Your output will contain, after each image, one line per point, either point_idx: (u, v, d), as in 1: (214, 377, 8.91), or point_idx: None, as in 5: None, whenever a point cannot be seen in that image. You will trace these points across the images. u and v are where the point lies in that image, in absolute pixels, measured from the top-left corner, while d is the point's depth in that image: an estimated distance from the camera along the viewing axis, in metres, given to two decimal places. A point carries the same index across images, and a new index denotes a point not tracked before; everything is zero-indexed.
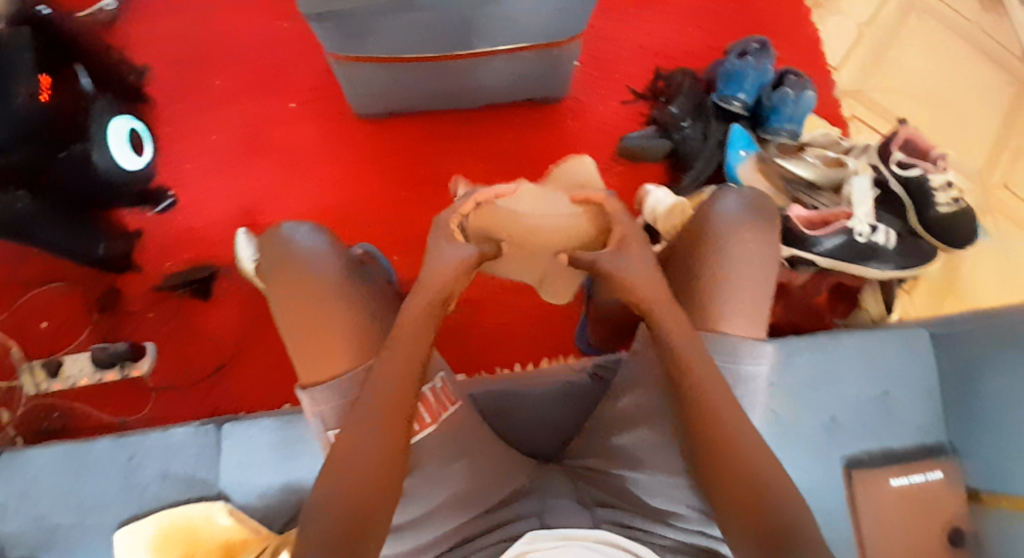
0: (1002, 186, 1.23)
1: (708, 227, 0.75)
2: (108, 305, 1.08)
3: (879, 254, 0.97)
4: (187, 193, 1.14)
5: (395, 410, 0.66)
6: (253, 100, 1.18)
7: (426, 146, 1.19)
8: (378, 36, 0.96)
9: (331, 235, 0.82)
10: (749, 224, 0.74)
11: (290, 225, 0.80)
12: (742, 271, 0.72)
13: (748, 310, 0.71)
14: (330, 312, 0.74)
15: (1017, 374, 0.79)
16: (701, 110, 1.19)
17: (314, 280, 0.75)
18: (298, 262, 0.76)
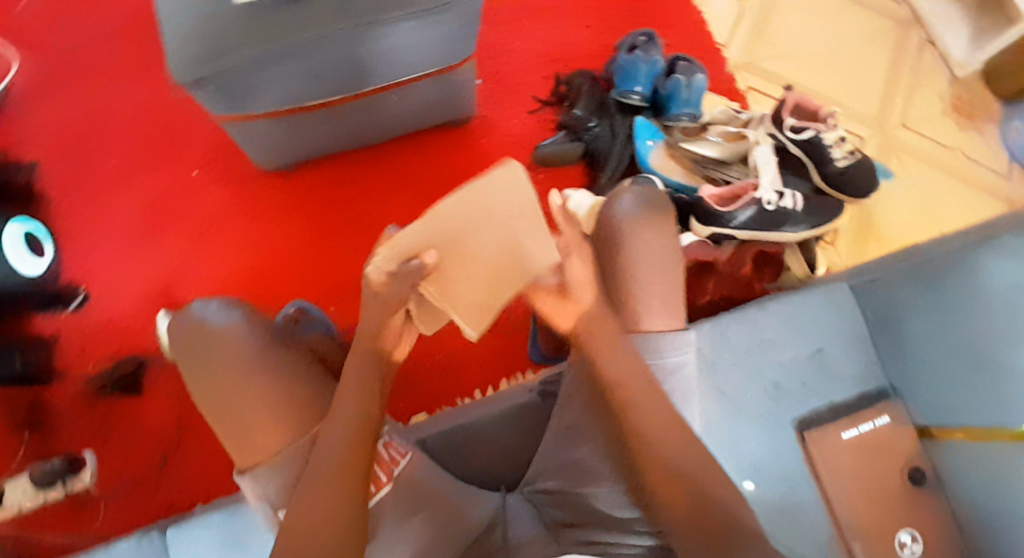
0: (900, 127, 1.29)
1: (609, 229, 0.78)
2: (38, 419, 1.03)
3: (792, 216, 1.01)
4: (100, 286, 1.09)
5: (346, 473, 0.64)
6: (151, 178, 1.15)
7: (341, 191, 1.18)
8: (265, 91, 0.95)
9: (243, 307, 0.80)
10: (648, 221, 0.78)
11: (199, 306, 0.77)
12: (650, 271, 0.75)
13: (662, 306, 0.75)
14: (254, 389, 0.72)
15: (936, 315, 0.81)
16: (604, 108, 1.21)
17: (233, 362, 0.73)
18: (213, 342, 0.74)
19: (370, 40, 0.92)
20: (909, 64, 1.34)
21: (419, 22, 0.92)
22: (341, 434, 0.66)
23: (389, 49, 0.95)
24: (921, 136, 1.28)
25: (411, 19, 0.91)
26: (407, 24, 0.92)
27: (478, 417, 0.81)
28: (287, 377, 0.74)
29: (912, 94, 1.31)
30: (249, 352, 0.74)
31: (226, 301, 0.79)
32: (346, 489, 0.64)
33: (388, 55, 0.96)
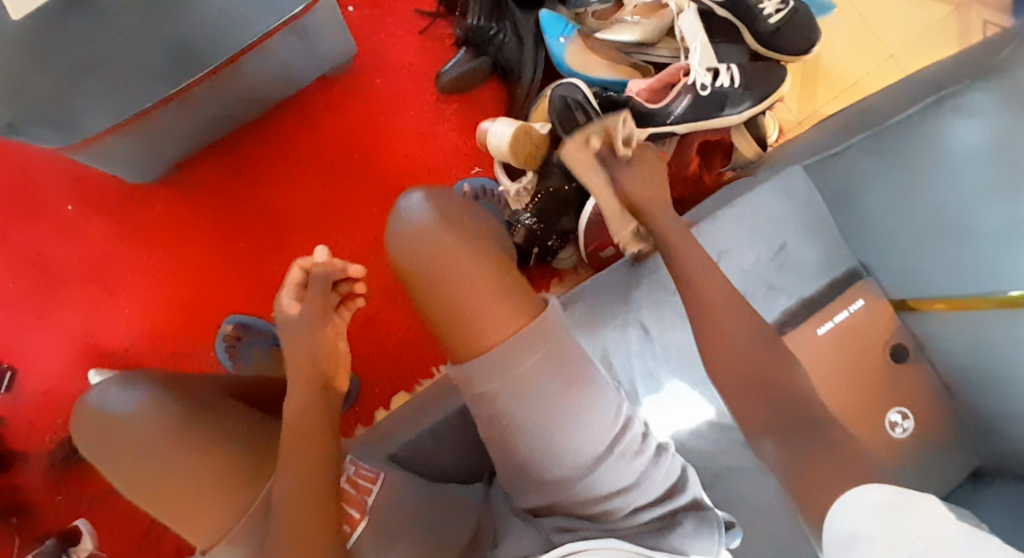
0: None
1: (406, 251, 0.61)
2: (13, 507, 0.99)
3: (731, 96, 0.89)
4: (24, 356, 1.02)
5: (304, 514, 0.57)
6: (30, 225, 1.03)
7: (239, 185, 1.06)
8: (91, 108, 0.82)
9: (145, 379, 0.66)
10: (454, 211, 0.63)
11: (97, 393, 0.65)
12: (481, 261, 0.61)
13: (508, 301, 0.60)
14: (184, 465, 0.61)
15: (892, 186, 0.73)
16: (500, 7, 1.03)
17: (150, 443, 0.62)
18: (122, 428, 0.62)
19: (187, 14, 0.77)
20: None
21: None
22: (290, 474, 0.59)
23: (216, 20, 0.80)
24: None
25: None
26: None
27: (437, 416, 0.74)
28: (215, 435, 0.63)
29: None
30: (164, 432, 0.62)
31: (127, 380, 0.66)
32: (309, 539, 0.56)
33: (218, 26, 0.81)
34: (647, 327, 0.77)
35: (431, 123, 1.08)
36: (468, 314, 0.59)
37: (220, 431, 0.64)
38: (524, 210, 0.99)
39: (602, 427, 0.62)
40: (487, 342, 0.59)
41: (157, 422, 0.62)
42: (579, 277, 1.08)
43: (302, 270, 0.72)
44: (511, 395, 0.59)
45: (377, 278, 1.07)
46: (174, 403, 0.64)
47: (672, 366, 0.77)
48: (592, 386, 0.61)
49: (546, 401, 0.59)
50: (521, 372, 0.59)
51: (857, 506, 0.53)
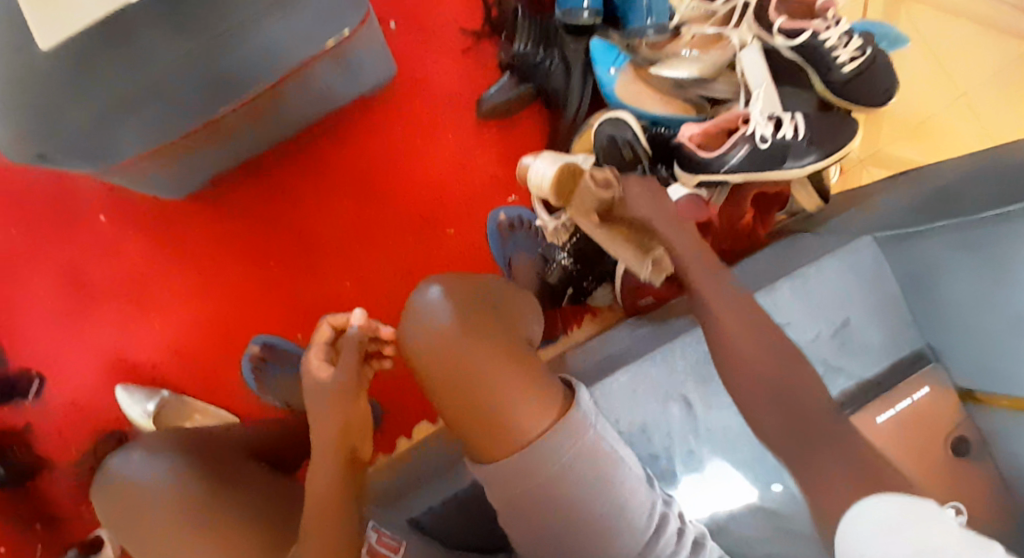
0: None
1: (435, 349, 0.61)
2: (41, 514, 1.00)
3: (793, 149, 0.83)
4: (52, 367, 1.02)
5: None
6: (63, 234, 1.02)
7: (270, 203, 1.03)
8: (127, 137, 0.79)
9: (165, 448, 0.67)
10: (473, 308, 0.63)
11: (117, 459, 0.66)
12: (505, 361, 0.61)
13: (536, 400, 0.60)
14: (200, 538, 0.61)
15: (975, 280, 0.68)
16: (548, 34, 0.99)
17: (167, 515, 0.62)
18: (139, 498, 0.63)
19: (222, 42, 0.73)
20: None
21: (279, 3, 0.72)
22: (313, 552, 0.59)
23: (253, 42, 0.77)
24: None
25: None
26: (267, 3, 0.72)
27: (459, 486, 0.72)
28: (232, 504, 0.64)
29: None
30: (180, 502, 0.62)
31: (149, 447, 0.67)
32: None
33: (257, 52, 0.78)
34: (690, 403, 0.74)
35: (470, 147, 1.04)
36: (491, 419, 0.59)
37: (235, 498, 0.64)
38: (562, 250, 0.97)
39: (639, 525, 0.62)
40: (510, 447, 0.59)
41: (172, 489, 0.63)
42: (614, 316, 1.00)
43: (332, 327, 0.67)
44: (548, 489, 0.59)
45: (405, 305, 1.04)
46: (190, 472, 0.65)
47: (714, 445, 0.75)
48: (626, 486, 0.61)
49: (580, 496, 0.60)
50: (559, 466, 0.59)
51: (861, 526, 0.53)
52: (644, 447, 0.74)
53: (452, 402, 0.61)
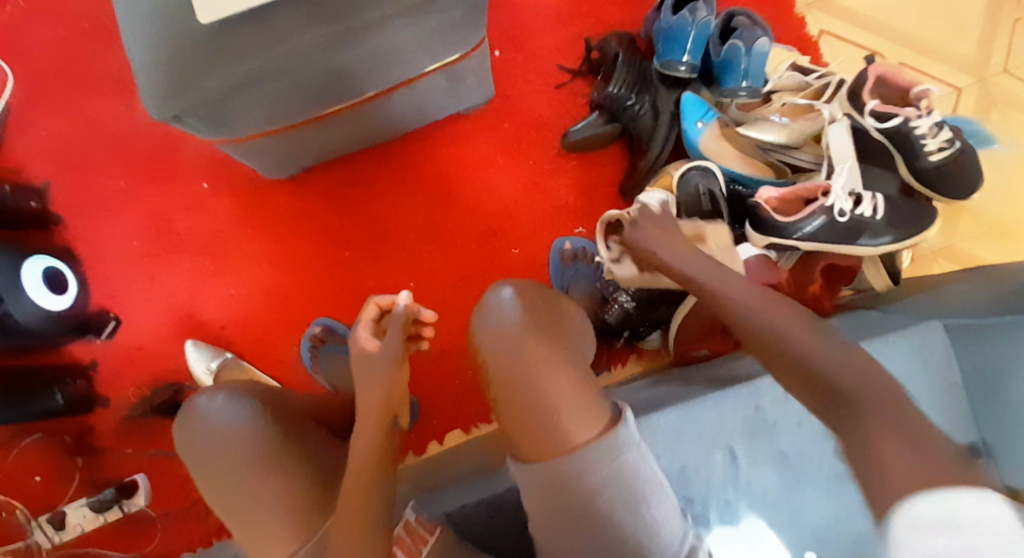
0: (1004, 68, 1.05)
1: (497, 345, 0.65)
2: (88, 446, 1.06)
3: (870, 227, 0.84)
4: (128, 310, 1.09)
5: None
6: (165, 191, 1.11)
7: (356, 196, 1.09)
8: (250, 113, 0.86)
9: (248, 396, 0.69)
10: (536, 311, 0.67)
11: (201, 399, 0.69)
12: (563, 368, 0.64)
13: (586, 409, 0.63)
14: (261, 490, 0.64)
15: None
16: (645, 80, 1.02)
17: (239, 462, 0.65)
18: (213, 442, 0.66)
19: (351, 43, 0.79)
20: None
21: (410, 19, 0.79)
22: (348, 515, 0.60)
23: (380, 52, 0.84)
24: None
25: (404, 16, 0.78)
26: (399, 22, 0.79)
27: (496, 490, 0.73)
28: (297, 468, 0.65)
29: None
30: (254, 453, 0.66)
31: (232, 391, 0.69)
32: None
33: (378, 59, 0.85)
34: (734, 452, 0.74)
35: (551, 175, 1.08)
36: (534, 423, 0.62)
37: (302, 460, 0.66)
38: (625, 291, 0.98)
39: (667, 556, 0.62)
40: (548, 455, 0.61)
41: (247, 440, 0.66)
42: (659, 361, 1.04)
43: (376, 308, 0.69)
44: (583, 494, 0.61)
45: (455, 312, 1.07)
46: (267, 427, 0.67)
47: (750, 501, 0.73)
48: (653, 512, 0.62)
49: (606, 509, 0.61)
50: (597, 476, 0.61)
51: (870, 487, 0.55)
52: (682, 488, 0.74)
53: (508, 396, 0.63)
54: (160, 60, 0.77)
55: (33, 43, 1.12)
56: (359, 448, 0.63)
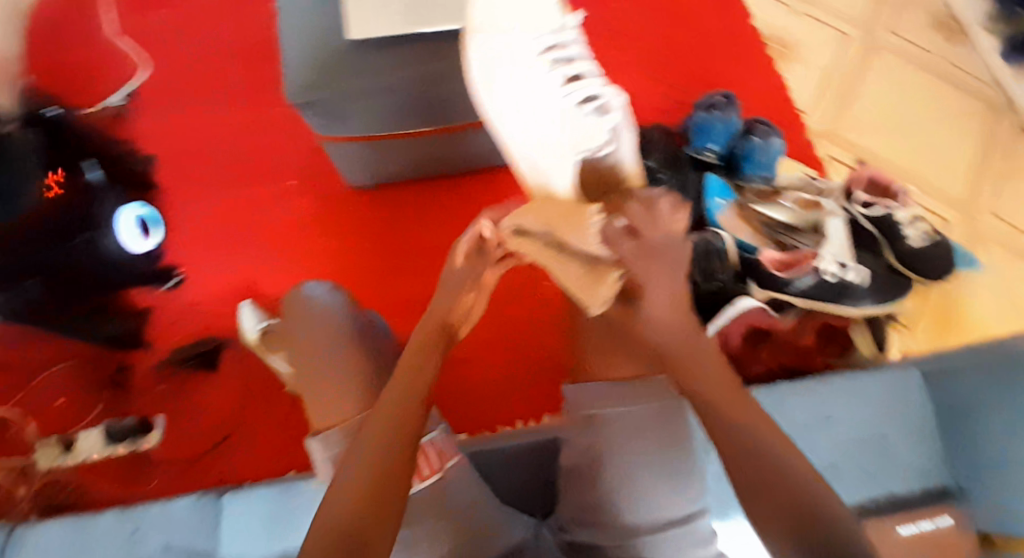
0: (990, 211, 1.25)
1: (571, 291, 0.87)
2: (117, 380, 1.12)
3: (853, 290, 1.02)
4: (194, 271, 1.20)
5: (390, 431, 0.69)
6: (253, 180, 1.28)
7: (414, 214, 1.26)
8: (363, 119, 1.03)
9: (346, 295, 0.90)
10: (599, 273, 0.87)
11: (308, 288, 0.90)
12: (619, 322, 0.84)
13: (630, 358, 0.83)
14: (334, 357, 0.81)
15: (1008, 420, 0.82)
16: (677, 160, 1.19)
17: (325, 334, 0.83)
18: (309, 317, 0.85)
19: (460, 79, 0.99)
20: (1000, 150, 1.30)
21: None
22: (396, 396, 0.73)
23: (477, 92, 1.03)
24: (1008, 226, 1.24)
25: None
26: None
27: (522, 441, 0.88)
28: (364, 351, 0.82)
29: (1000, 181, 1.28)
30: (336, 331, 0.83)
31: (334, 288, 0.90)
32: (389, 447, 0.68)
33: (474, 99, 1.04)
34: None
35: None
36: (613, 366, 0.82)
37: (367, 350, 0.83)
38: None
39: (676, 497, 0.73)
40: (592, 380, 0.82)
41: (333, 320, 0.84)
42: None
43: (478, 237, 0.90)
44: (630, 421, 0.76)
45: (483, 327, 1.17)
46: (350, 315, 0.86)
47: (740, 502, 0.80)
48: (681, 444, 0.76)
49: (653, 434, 0.76)
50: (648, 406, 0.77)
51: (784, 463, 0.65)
52: None
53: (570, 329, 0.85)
54: (309, 59, 0.96)
55: (179, 48, 1.35)
56: (394, 382, 0.75)
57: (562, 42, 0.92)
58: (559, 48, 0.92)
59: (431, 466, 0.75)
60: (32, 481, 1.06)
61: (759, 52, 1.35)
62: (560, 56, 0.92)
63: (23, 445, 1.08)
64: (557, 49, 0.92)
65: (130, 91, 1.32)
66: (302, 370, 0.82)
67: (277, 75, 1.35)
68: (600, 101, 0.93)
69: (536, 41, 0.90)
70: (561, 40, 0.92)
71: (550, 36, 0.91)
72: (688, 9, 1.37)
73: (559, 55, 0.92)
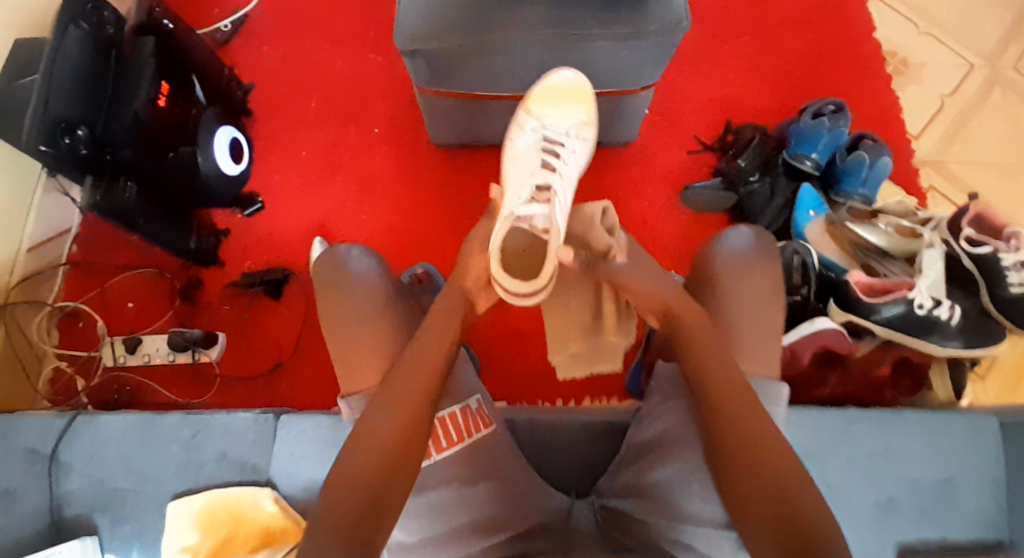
0: None
1: (719, 267, 0.80)
2: (188, 294, 1.16)
3: (942, 328, 0.97)
4: (273, 201, 1.23)
5: (407, 402, 0.67)
6: (342, 122, 1.29)
7: (490, 179, 1.25)
8: (464, 73, 1.02)
9: (380, 259, 0.85)
10: (760, 253, 0.80)
11: (345, 248, 0.83)
12: (758, 306, 0.77)
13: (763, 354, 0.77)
14: (376, 328, 0.77)
15: None
16: (770, 166, 1.17)
17: (364, 302, 0.79)
18: (350, 283, 0.80)
19: (567, 49, 0.97)
20: None
21: (618, 44, 0.97)
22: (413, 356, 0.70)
23: (581, 64, 1.01)
24: None
25: (614, 40, 0.96)
26: (606, 44, 0.96)
27: (569, 419, 0.88)
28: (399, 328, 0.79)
29: None
30: (378, 299, 0.79)
31: (366, 249, 0.85)
32: (404, 415, 0.67)
33: (578, 71, 1.02)
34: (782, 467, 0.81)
35: (667, 218, 1.21)
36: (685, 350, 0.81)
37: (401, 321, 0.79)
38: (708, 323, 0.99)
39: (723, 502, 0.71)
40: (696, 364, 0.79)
41: (372, 287, 0.80)
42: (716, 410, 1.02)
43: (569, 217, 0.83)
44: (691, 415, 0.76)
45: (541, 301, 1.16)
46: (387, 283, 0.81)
47: None
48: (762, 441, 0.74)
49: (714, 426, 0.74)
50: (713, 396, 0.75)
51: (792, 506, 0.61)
52: None
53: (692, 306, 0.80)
54: (425, 6, 0.96)
55: None
56: (431, 328, 0.72)
57: (557, 131, 0.99)
58: (555, 141, 0.97)
59: (451, 439, 0.75)
60: (95, 375, 1.12)
61: (875, 69, 1.28)
62: (551, 143, 0.96)
63: (92, 339, 1.13)
64: (552, 135, 0.98)
65: (239, 17, 1.34)
66: (337, 338, 0.78)
67: (380, 23, 1.35)
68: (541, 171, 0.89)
69: (529, 134, 0.99)
70: (561, 132, 0.99)
71: (558, 120, 1.00)
72: (807, 13, 1.32)
73: (551, 146, 0.95)
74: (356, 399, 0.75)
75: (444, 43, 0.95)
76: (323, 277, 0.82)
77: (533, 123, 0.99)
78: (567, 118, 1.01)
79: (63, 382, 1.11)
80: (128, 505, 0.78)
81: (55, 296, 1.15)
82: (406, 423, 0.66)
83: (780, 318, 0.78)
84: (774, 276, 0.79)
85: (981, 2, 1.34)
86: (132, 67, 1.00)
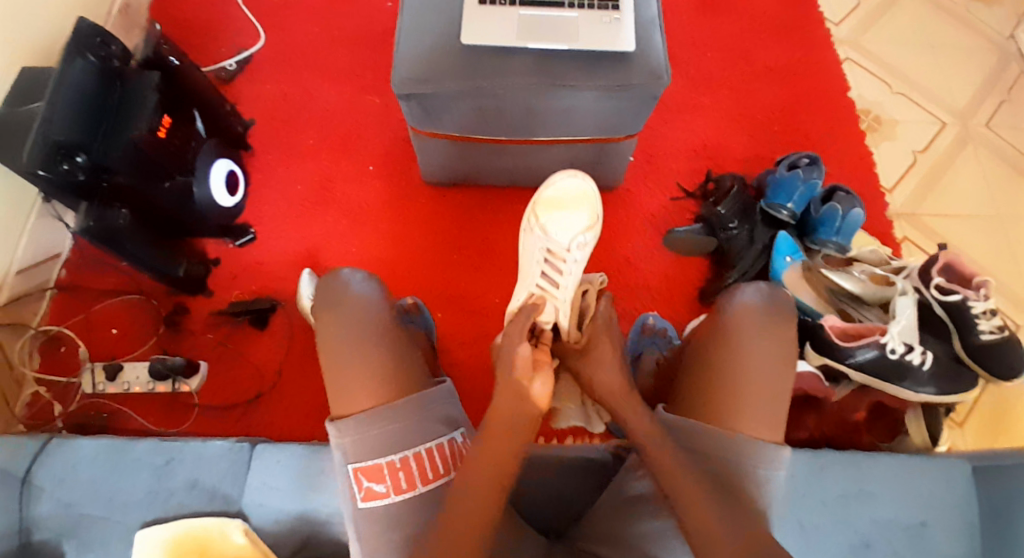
0: None
1: (728, 319, 0.82)
2: (172, 321, 1.16)
3: (914, 374, 0.99)
4: (264, 232, 1.25)
5: (492, 484, 0.69)
6: (336, 158, 1.32)
7: (480, 216, 1.28)
8: (454, 116, 1.06)
9: (381, 284, 0.86)
10: (773, 311, 0.82)
11: (351, 272, 0.85)
12: (762, 363, 0.79)
13: (766, 415, 0.78)
14: (367, 350, 0.78)
15: None
16: (748, 212, 1.19)
17: (363, 324, 0.79)
18: (352, 306, 0.81)
19: (553, 98, 1.02)
20: None
21: (603, 95, 1.01)
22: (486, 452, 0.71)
23: (567, 111, 1.05)
24: None
25: (597, 91, 1.00)
26: (591, 94, 1.01)
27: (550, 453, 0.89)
28: (395, 353, 0.79)
29: None
30: (380, 322, 0.81)
31: (369, 275, 0.86)
32: (487, 495, 0.69)
33: (564, 117, 1.06)
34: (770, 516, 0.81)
35: (650, 261, 1.24)
36: (684, 396, 0.83)
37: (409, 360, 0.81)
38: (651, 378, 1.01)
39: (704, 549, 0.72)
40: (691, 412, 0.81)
41: (375, 308, 0.82)
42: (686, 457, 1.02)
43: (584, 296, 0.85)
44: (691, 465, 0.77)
45: None
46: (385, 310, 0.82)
47: None
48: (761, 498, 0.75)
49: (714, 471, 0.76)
50: (706, 443, 0.77)
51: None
52: None
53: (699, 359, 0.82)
54: (423, 53, 1.00)
55: (296, 26, 1.42)
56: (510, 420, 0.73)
57: (560, 245, 0.84)
58: (556, 254, 0.84)
59: (437, 470, 0.74)
60: (73, 401, 1.11)
61: (852, 124, 1.34)
62: (552, 257, 0.84)
63: (73, 363, 1.13)
64: (555, 249, 0.84)
65: (242, 56, 1.39)
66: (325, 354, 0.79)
67: (380, 66, 1.40)
68: (541, 288, 0.85)
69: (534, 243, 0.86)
70: (561, 246, 0.84)
71: (559, 233, 0.84)
72: (788, 70, 1.38)
73: (551, 263, 0.85)
74: (345, 422, 0.74)
75: (436, 88, 0.98)
76: (326, 300, 0.82)
77: (536, 231, 0.85)
78: (571, 231, 0.83)
79: (40, 406, 1.11)
80: (96, 531, 0.77)
81: (38, 320, 1.15)
82: (473, 479, 0.69)
83: (791, 375, 0.79)
84: (786, 333, 0.81)
85: (953, 66, 1.41)
86: (136, 98, 1.02)
